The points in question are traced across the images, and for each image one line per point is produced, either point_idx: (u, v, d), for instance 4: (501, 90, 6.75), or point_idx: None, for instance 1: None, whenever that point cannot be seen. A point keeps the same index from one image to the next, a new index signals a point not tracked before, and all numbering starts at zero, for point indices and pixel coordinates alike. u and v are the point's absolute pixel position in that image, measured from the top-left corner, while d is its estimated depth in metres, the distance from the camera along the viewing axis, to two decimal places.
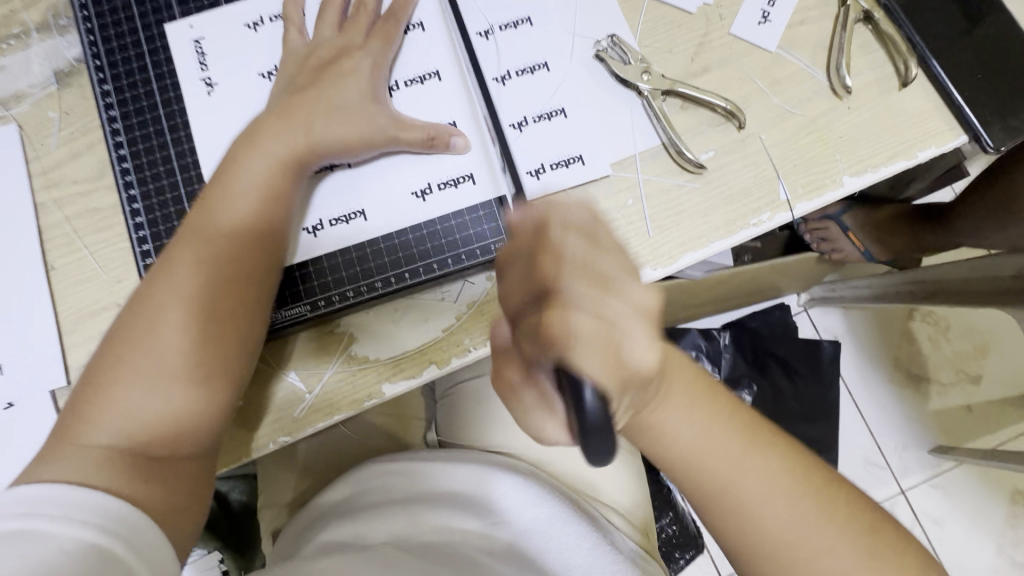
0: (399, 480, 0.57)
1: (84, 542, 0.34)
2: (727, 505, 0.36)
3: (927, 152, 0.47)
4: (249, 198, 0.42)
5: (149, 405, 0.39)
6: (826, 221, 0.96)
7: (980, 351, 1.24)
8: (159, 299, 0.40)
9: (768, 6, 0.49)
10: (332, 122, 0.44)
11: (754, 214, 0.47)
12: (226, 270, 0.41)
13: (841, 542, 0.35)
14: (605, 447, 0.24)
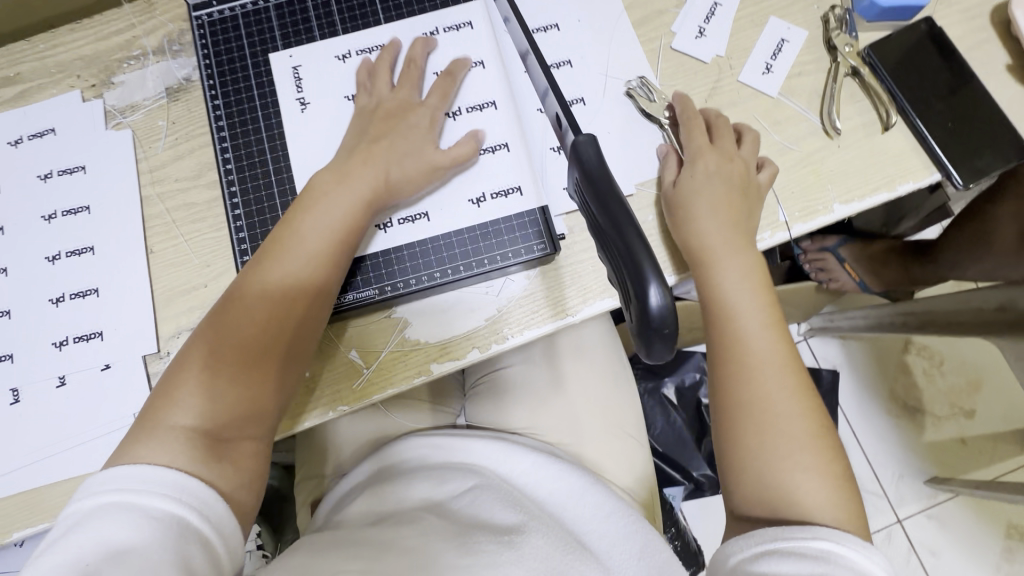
0: (431, 451, 0.63)
1: (170, 512, 0.38)
2: (739, 372, 0.47)
3: (906, 186, 0.55)
4: (333, 227, 0.48)
5: (230, 394, 0.44)
6: (824, 253, 1.04)
7: (973, 386, 1.29)
8: (250, 304, 0.46)
9: (770, 59, 0.58)
10: (400, 167, 0.51)
11: (756, 232, 0.54)
12: (304, 281, 0.47)
13: (808, 426, 0.46)
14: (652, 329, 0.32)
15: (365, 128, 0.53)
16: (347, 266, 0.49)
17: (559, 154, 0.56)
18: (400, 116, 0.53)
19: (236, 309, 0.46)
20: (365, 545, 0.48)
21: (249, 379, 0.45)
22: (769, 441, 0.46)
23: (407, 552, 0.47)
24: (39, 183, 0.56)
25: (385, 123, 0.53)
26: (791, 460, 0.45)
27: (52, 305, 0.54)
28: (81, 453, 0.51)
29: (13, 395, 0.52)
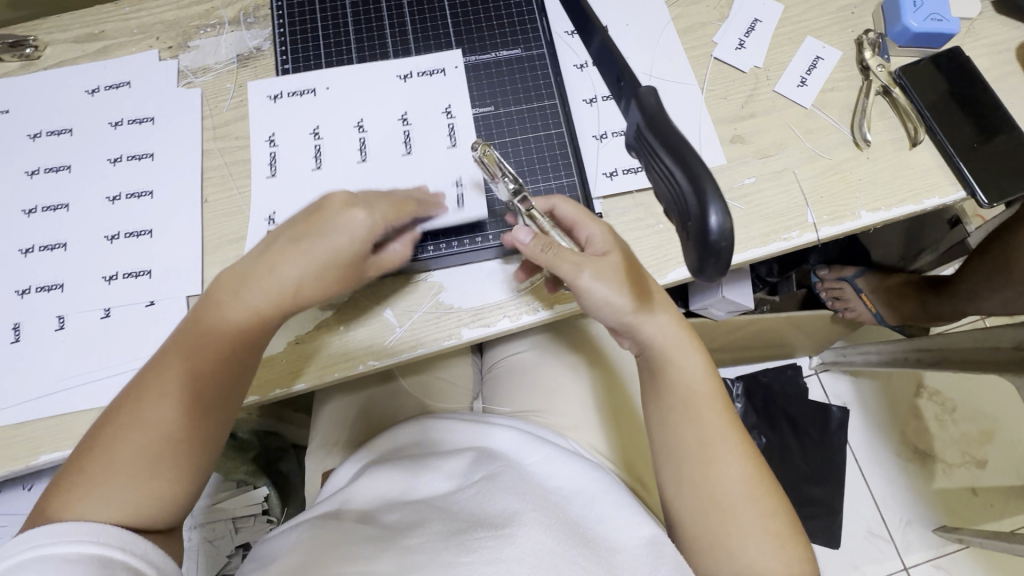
0: (446, 435, 0.64)
1: (87, 553, 0.38)
2: (702, 447, 0.50)
3: (932, 201, 0.57)
4: (236, 326, 0.44)
5: (137, 490, 0.42)
6: (841, 282, 1.05)
7: (986, 436, 1.27)
8: (151, 407, 0.43)
9: (806, 74, 0.61)
10: (311, 270, 0.43)
11: (785, 231, 0.56)
12: (209, 376, 0.44)
13: (764, 510, 0.48)
14: (716, 269, 0.28)
15: (282, 233, 0.44)
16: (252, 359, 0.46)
17: (602, 142, 0.58)
18: (322, 216, 0.43)
19: (137, 413, 0.43)
20: (364, 537, 0.49)
21: (152, 487, 0.42)
22: (733, 526, 0.48)
23: (406, 551, 0.47)
24: (109, 130, 0.60)
25: (301, 230, 0.43)
26: (750, 542, 0.47)
27: (107, 241, 0.56)
28: (117, 383, 0.53)
29: (58, 322, 0.54)
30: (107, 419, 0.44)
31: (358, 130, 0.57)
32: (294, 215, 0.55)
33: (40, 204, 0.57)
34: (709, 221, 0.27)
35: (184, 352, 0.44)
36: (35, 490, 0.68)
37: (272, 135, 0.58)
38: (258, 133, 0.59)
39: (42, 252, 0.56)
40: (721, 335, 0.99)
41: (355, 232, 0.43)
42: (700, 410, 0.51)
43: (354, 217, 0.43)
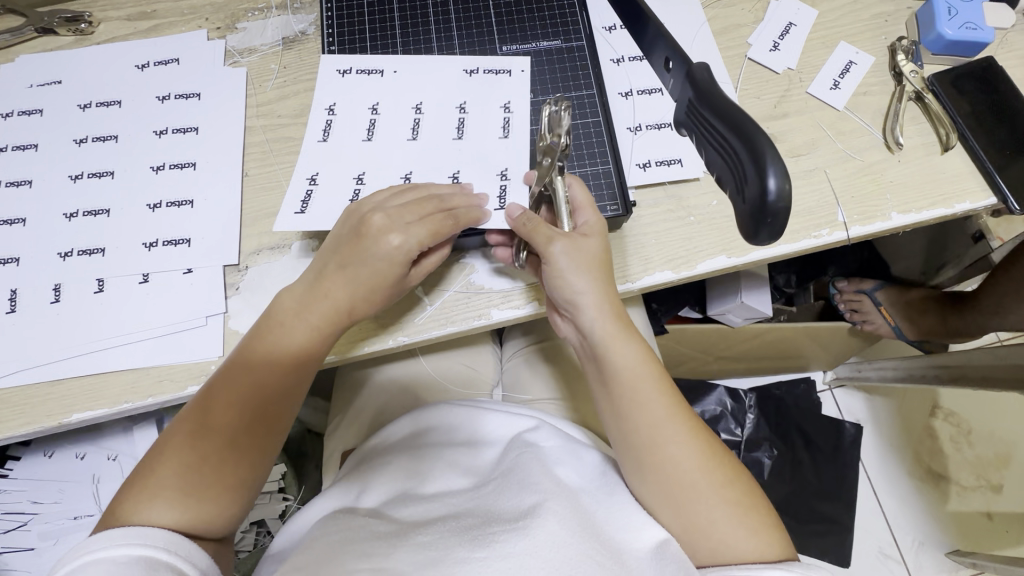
0: (460, 423, 0.63)
1: (136, 554, 0.40)
2: (650, 439, 0.50)
3: (963, 206, 0.58)
4: (290, 344, 0.49)
5: (192, 502, 0.46)
6: (861, 294, 1.03)
7: (1002, 461, 1.25)
8: (211, 424, 0.47)
9: (839, 77, 0.62)
10: (357, 291, 0.50)
11: (815, 229, 0.57)
12: (258, 391, 0.49)
13: (722, 492, 0.49)
14: (774, 227, 0.31)
15: (329, 253, 0.50)
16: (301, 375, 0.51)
17: (636, 134, 0.59)
18: (369, 238, 0.49)
19: (201, 422, 0.47)
20: (378, 534, 0.48)
21: (210, 495, 0.46)
22: (699, 508, 0.48)
23: (420, 550, 0.45)
24: (156, 103, 0.62)
25: (348, 252, 0.49)
26: (718, 519, 0.48)
27: (149, 209, 0.58)
28: (152, 346, 0.53)
29: (97, 284, 0.55)
30: (173, 431, 0.48)
31: (416, 114, 0.57)
32: (332, 190, 0.54)
33: (86, 171, 0.59)
34: (767, 185, 0.30)
35: (245, 365, 0.49)
36: (54, 458, 0.71)
37: (333, 103, 0.56)
38: (320, 103, 0.57)
39: (86, 217, 0.57)
40: (738, 341, 0.99)
41: (398, 252, 0.49)
42: (645, 396, 0.51)
43: (395, 237, 0.48)
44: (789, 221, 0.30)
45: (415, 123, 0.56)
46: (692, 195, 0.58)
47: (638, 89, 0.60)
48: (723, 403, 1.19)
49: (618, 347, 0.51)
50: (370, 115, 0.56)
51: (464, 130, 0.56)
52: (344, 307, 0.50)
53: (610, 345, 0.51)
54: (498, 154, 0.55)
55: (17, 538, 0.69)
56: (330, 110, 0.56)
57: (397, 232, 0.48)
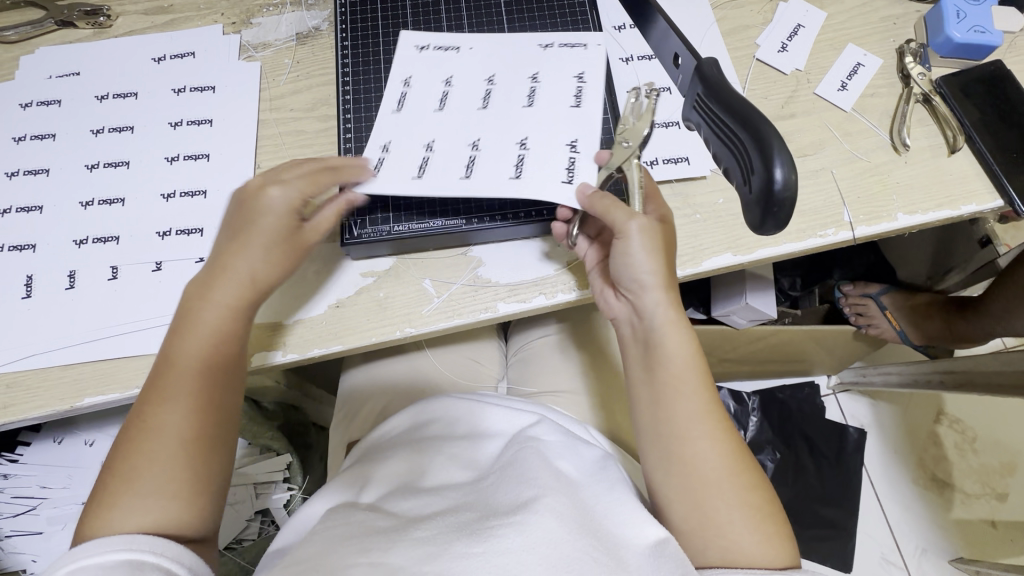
0: (461, 417, 0.64)
1: (121, 560, 0.40)
2: (679, 433, 0.50)
3: (969, 208, 0.58)
4: (204, 330, 0.48)
5: (161, 505, 0.44)
6: (866, 298, 1.03)
7: (1008, 469, 1.24)
8: (155, 429, 0.45)
9: (846, 79, 0.62)
10: (263, 255, 0.50)
11: (821, 228, 0.57)
12: (190, 386, 0.47)
13: (738, 499, 0.48)
14: (779, 219, 0.32)
15: (225, 235, 0.51)
16: (232, 358, 0.49)
17: (644, 132, 0.59)
18: (254, 205, 0.50)
19: (144, 428, 0.45)
20: (381, 529, 0.48)
21: (175, 497, 0.44)
22: (711, 507, 0.48)
23: (418, 545, 0.45)
24: (172, 95, 0.63)
25: (240, 225, 0.50)
26: (734, 519, 0.48)
27: (163, 198, 0.59)
28: (163, 333, 0.54)
29: (111, 272, 0.56)
30: (119, 445, 0.45)
31: (488, 84, 0.58)
32: (407, 147, 0.55)
33: (102, 160, 0.60)
34: (773, 174, 0.31)
35: (167, 360, 0.48)
36: (64, 445, 0.71)
37: (409, 76, 0.59)
38: (400, 72, 0.59)
39: (101, 206, 0.58)
40: (743, 343, 0.99)
41: (281, 206, 0.50)
42: (687, 387, 0.50)
43: (272, 196, 0.50)
44: (795, 210, 0.32)
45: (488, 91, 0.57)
46: (698, 193, 0.58)
47: (645, 88, 0.61)
48: (726, 405, 1.21)
49: (667, 333, 0.51)
50: (444, 86, 0.58)
51: (536, 98, 0.57)
52: (254, 278, 0.50)
53: (663, 333, 0.51)
54: (570, 119, 0.55)
55: (25, 522, 0.70)
56: (405, 81, 0.59)
57: (275, 193, 0.50)
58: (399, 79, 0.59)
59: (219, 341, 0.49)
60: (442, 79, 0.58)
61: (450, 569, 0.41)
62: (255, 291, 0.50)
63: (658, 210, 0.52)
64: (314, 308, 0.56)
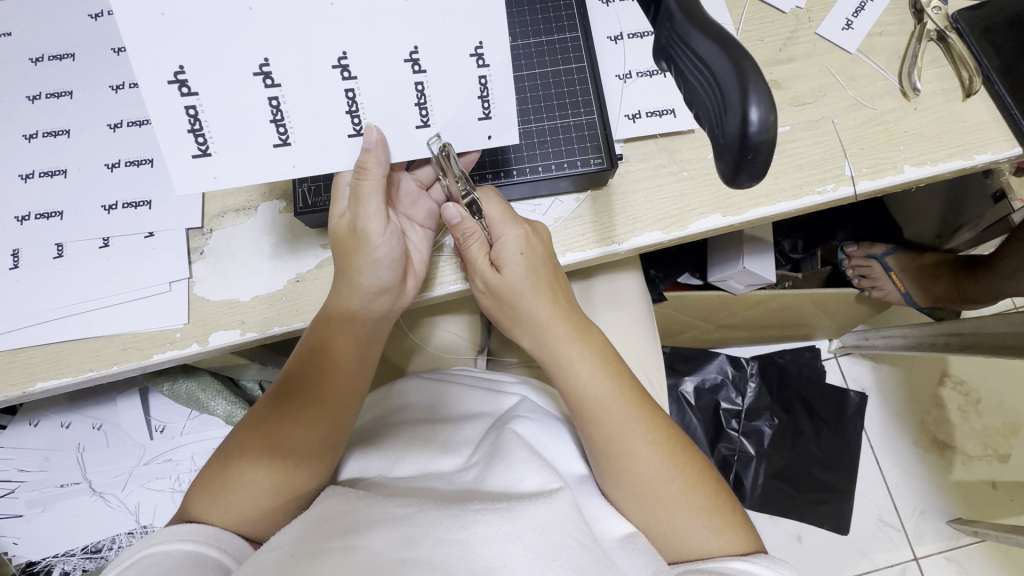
0: (437, 399, 0.61)
1: (156, 550, 0.44)
2: (619, 446, 0.49)
3: (983, 157, 0.53)
4: (346, 370, 0.50)
5: (251, 508, 0.48)
6: (870, 260, 0.98)
7: (1011, 430, 1.21)
8: (314, 471, 0.50)
9: (852, 16, 0.56)
10: (375, 301, 0.49)
11: (819, 183, 0.52)
12: (319, 431, 0.49)
13: (692, 505, 0.49)
14: (757, 167, 0.29)
15: (340, 269, 0.48)
16: (353, 398, 0.51)
17: (625, 83, 0.54)
18: (360, 242, 0.46)
19: (241, 464, 0.48)
20: (355, 499, 0.47)
21: (280, 511, 0.50)
22: (660, 508, 0.48)
23: (398, 525, 0.43)
24: (111, 56, 0.56)
25: (355, 260, 0.46)
26: (685, 517, 0.48)
27: (107, 169, 0.54)
28: (115, 312, 0.51)
29: (57, 250, 0.53)
30: (221, 457, 0.50)
31: (342, 74, 0.40)
32: (276, 158, 0.42)
33: (40, 129, 0.55)
34: (749, 117, 0.28)
35: (279, 406, 0.50)
36: (41, 427, 0.68)
37: (181, 69, 0.38)
38: (160, 109, 0.39)
39: (41, 178, 0.54)
40: (741, 309, 0.95)
41: (393, 240, 0.46)
42: (609, 408, 0.49)
43: (378, 231, 0.45)
44: (772, 156, 0.29)
45: (351, 97, 0.41)
46: (685, 148, 0.53)
47: (628, 32, 0.55)
48: (723, 371, 1.16)
49: (578, 356, 0.50)
50: (273, 109, 0.40)
51: (421, 58, 0.41)
52: (368, 335, 0.50)
53: (572, 346, 0.50)
54: (467, 63, 0.42)
55: (4, 506, 0.68)
56: (193, 111, 0.39)
57: (375, 220, 0.45)
58: (172, 95, 0.38)
59: (331, 405, 0.50)
60: (262, 92, 0.40)
61: (432, 556, 0.40)
62: (365, 346, 0.51)
63: (527, 239, 0.48)
64: (272, 283, 0.53)
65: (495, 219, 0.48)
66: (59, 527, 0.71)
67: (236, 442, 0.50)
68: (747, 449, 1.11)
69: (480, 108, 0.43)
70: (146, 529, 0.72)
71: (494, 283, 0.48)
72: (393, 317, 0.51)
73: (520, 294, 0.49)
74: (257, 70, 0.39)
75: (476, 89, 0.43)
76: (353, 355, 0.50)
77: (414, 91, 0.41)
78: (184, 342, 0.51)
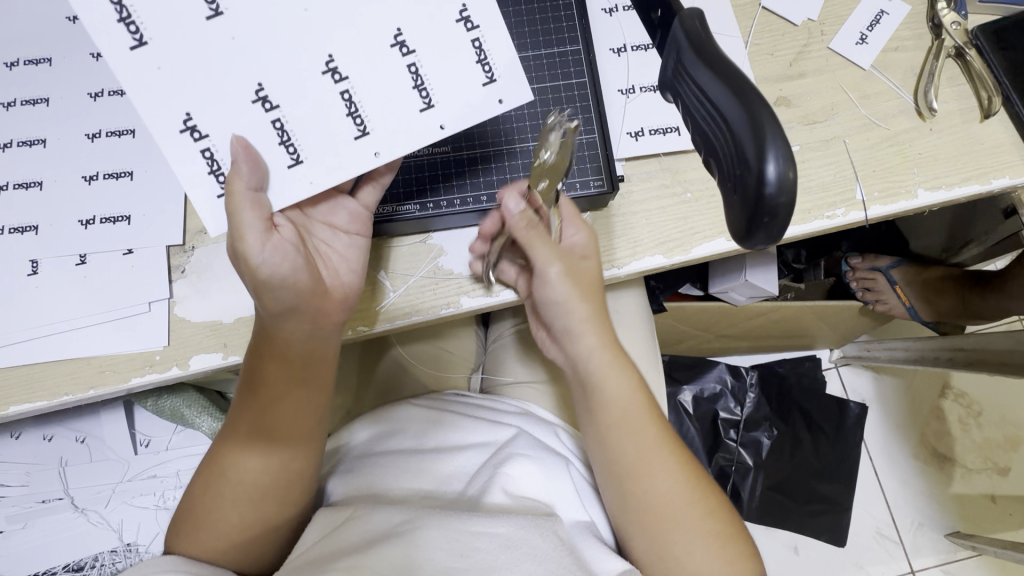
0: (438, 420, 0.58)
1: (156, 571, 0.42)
2: (635, 470, 0.48)
3: (1000, 181, 0.51)
4: (280, 391, 0.47)
5: (220, 532, 0.47)
6: (875, 272, 0.96)
7: (1012, 444, 1.20)
8: (261, 496, 0.47)
9: (867, 29, 0.54)
10: (303, 317, 0.44)
11: (829, 208, 0.50)
12: (254, 453, 0.47)
13: (708, 537, 0.47)
14: (775, 228, 0.27)
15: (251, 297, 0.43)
16: (279, 416, 0.47)
17: (628, 98, 0.52)
18: (245, 264, 0.40)
19: (212, 487, 0.47)
20: (355, 519, 0.45)
21: (245, 539, 0.47)
22: (674, 540, 0.46)
23: (402, 547, 0.41)
24: (90, 61, 0.53)
25: (252, 281, 0.41)
26: (701, 539, 0.47)
27: (84, 181, 0.52)
28: (91, 334, 0.49)
29: (31, 266, 0.50)
30: (197, 481, 0.48)
31: (333, 78, 0.39)
32: (293, 187, 0.41)
33: (14, 138, 0.52)
34: (766, 172, 0.26)
35: (231, 430, 0.48)
36: (23, 440, 0.66)
37: (189, 116, 0.38)
38: (184, 163, 0.39)
39: (16, 190, 0.51)
40: (742, 321, 0.93)
41: (292, 255, 0.41)
42: (637, 430, 0.49)
43: (258, 247, 0.40)
44: (790, 219, 0.27)
45: (347, 98, 0.40)
46: (690, 167, 0.51)
47: (631, 44, 0.53)
48: (722, 380, 1.14)
49: (607, 379, 0.49)
50: (278, 131, 0.40)
51: (406, 39, 0.40)
52: (302, 354, 0.46)
53: (613, 368, 0.50)
54: (455, 29, 0.40)
55: None
56: (210, 152, 0.40)
57: (256, 237, 0.39)
58: (187, 143, 0.39)
59: (281, 435, 0.47)
60: (264, 116, 0.39)
61: None
62: (304, 362, 0.47)
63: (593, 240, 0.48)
64: (255, 304, 0.51)
65: (570, 217, 0.48)
66: (39, 544, 0.69)
67: (196, 469, 0.49)
68: (745, 461, 1.09)
69: (482, 73, 0.41)
70: (130, 547, 0.70)
71: (564, 275, 0.47)
72: (330, 331, 0.46)
73: (586, 289, 0.48)
74: (255, 97, 0.39)
75: (473, 56, 0.41)
76: (284, 372, 0.46)
77: (409, 73, 0.40)
78: (164, 365, 0.49)
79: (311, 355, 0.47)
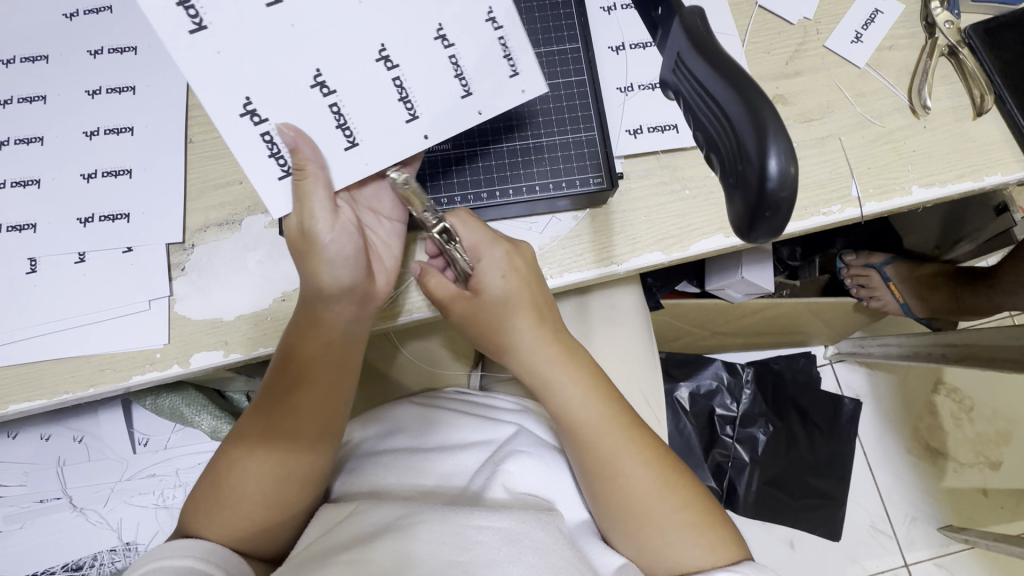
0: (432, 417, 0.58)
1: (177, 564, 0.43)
2: (613, 469, 0.48)
3: (993, 178, 0.51)
4: (316, 376, 0.47)
5: (241, 516, 0.47)
6: (869, 269, 0.97)
7: (1003, 438, 1.22)
8: (289, 479, 0.48)
9: (862, 28, 0.54)
10: (349, 303, 0.45)
11: (824, 205, 0.51)
12: (288, 438, 0.47)
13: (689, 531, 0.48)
14: (779, 224, 0.28)
15: (302, 275, 0.45)
16: (319, 401, 0.48)
17: (626, 95, 0.52)
18: (310, 245, 0.42)
19: (236, 463, 0.47)
20: (348, 519, 0.45)
21: (266, 523, 0.48)
22: (658, 535, 0.47)
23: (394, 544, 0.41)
24: (87, 59, 0.53)
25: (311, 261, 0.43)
26: (670, 523, 0.48)
27: (83, 180, 0.52)
28: (91, 332, 0.49)
29: (29, 265, 0.50)
30: (221, 460, 0.48)
31: (385, 65, 0.41)
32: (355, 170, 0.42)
33: (12, 136, 0.52)
34: (768, 168, 0.26)
35: (262, 414, 0.48)
36: (19, 440, 0.66)
37: (248, 100, 0.39)
38: (244, 147, 0.40)
39: (13, 188, 0.51)
40: (737, 317, 0.94)
41: (346, 237, 0.43)
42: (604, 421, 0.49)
43: (327, 228, 0.42)
44: (792, 213, 0.27)
45: (398, 84, 0.42)
46: (688, 163, 0.52)
47: (629, 43, 0.53)
48: (719, 376, 1.14)
49: (562, 364, 0.50)
50: (335, 116, 0.41)
51: (447, 32, 0.42)
52: (340, 343, 0.47)
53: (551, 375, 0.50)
54: (484, 27, 0.42)
55: None
56: (269, 137, 0.40)
57: (323, 216, 0.42)
58: (246, 127, 0.39)
59: (316, 419, 0.48)
60: (322, 101, 0.40)
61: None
62: (342, 350, 0.48)
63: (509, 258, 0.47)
64: (256, 302, 0.51)
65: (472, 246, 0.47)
66: (35, 544, 0.68)
67: (222, 449, 0.49)
68: (742, 457, 1.10)
69: (507, 66, 0.44)
70: (128, 547, 0.70)
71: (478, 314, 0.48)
72: (367, 317, 0.47)
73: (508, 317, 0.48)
74: (313, 82, 0.40)
75: (499, 48, 0.43)
76: (323, 359, 0.47)
77: (450, 64, 0.42)
78: (165, 363, 0.49)
79: (347, 339, 0.47)
